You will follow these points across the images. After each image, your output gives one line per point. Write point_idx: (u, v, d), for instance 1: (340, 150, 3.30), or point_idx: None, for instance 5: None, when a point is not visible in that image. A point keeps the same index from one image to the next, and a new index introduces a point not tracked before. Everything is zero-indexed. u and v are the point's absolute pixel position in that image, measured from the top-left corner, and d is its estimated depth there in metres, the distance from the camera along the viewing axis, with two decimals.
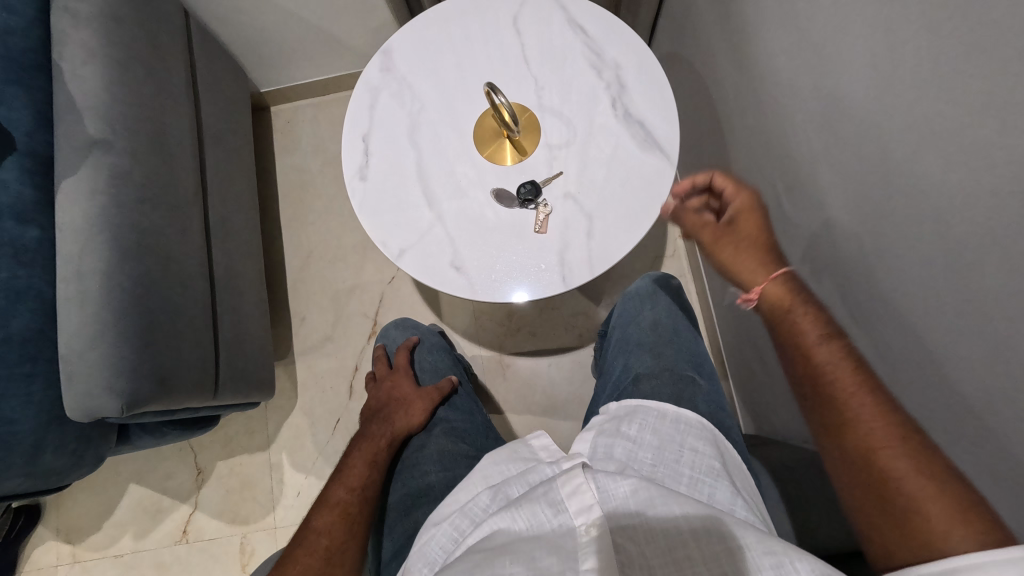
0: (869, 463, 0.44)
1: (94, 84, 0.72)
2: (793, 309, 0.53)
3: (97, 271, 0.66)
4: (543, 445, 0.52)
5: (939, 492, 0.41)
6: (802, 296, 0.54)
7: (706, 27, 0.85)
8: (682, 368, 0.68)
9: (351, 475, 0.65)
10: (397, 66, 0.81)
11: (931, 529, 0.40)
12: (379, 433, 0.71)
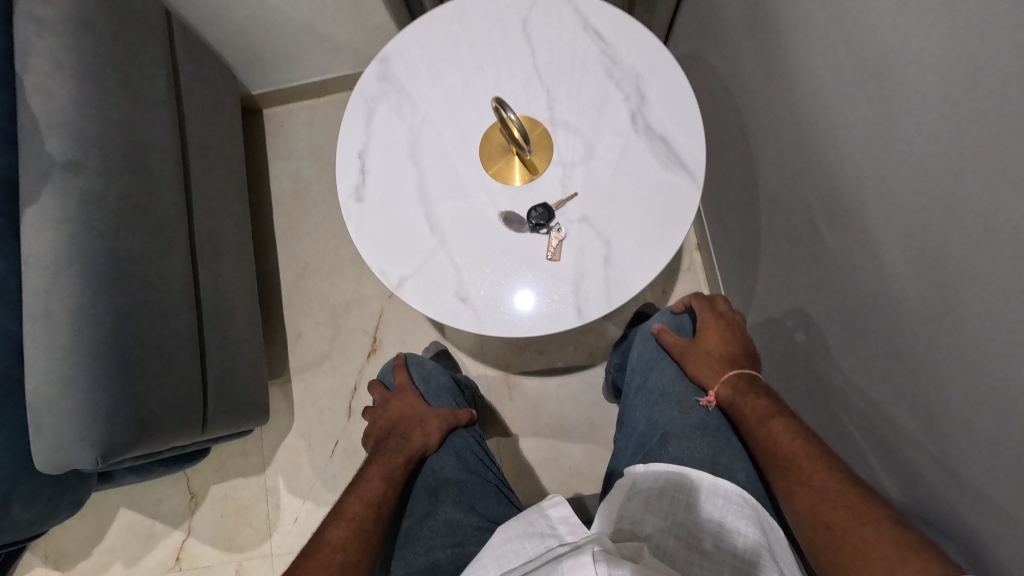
0: (819, 516, 0.49)
1: (62, 98, 0.65)
2: (753, 405, 0.60)
3: (67, 309, 0.60)
4: (563, 516, 0.47)
5: (886, 542, 0.45)
6: (766, 402, 0.60)
7: (733, 30, 0.78)
8: (710, 423, 0.64)
9: (361, 498, 0.56)
10: (395, 75, 0.74)
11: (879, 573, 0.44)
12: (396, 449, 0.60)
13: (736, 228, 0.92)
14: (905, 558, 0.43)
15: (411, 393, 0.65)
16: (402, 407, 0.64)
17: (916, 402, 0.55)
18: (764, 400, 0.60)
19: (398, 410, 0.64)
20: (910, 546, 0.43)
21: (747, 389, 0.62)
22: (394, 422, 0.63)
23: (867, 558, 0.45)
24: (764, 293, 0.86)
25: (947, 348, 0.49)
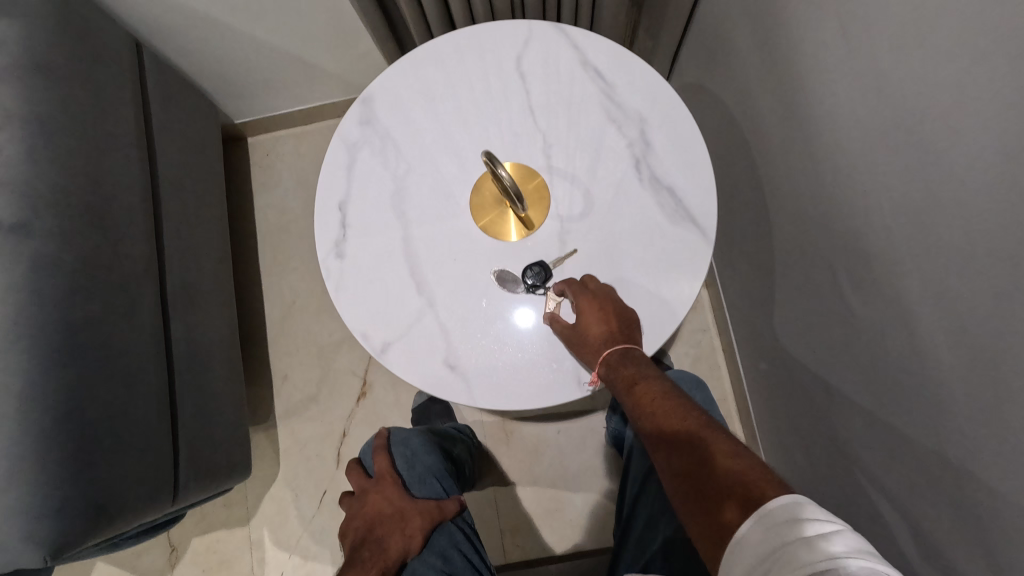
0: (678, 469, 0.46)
1: (11, 151, 0.59)
2: (624, 377, 0.54)
3: (13, 390, 0.55)
4: None
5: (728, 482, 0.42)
6: (634, 371, 0.54)
7: (744, 65, 0.72)
8: None
9: None
10: (378, 118, 0.68)
11: (720, 512, 0.41)
12: (373, 558, 0.53)
13: (747, 270, 0.86)
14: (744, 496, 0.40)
15: (392, 483, 0.60)
16: (382, 500, 0.58)
17: (960, 497, 0.48)
18: (636, 371, 0.54)
19: (379, 504, 0.58)
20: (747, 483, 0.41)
21: (619, 363, 0.55)
22: (374, 518, 0.57)
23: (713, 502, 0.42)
24: (778, 343, 0.80)
25: (998, 447, 0.43)
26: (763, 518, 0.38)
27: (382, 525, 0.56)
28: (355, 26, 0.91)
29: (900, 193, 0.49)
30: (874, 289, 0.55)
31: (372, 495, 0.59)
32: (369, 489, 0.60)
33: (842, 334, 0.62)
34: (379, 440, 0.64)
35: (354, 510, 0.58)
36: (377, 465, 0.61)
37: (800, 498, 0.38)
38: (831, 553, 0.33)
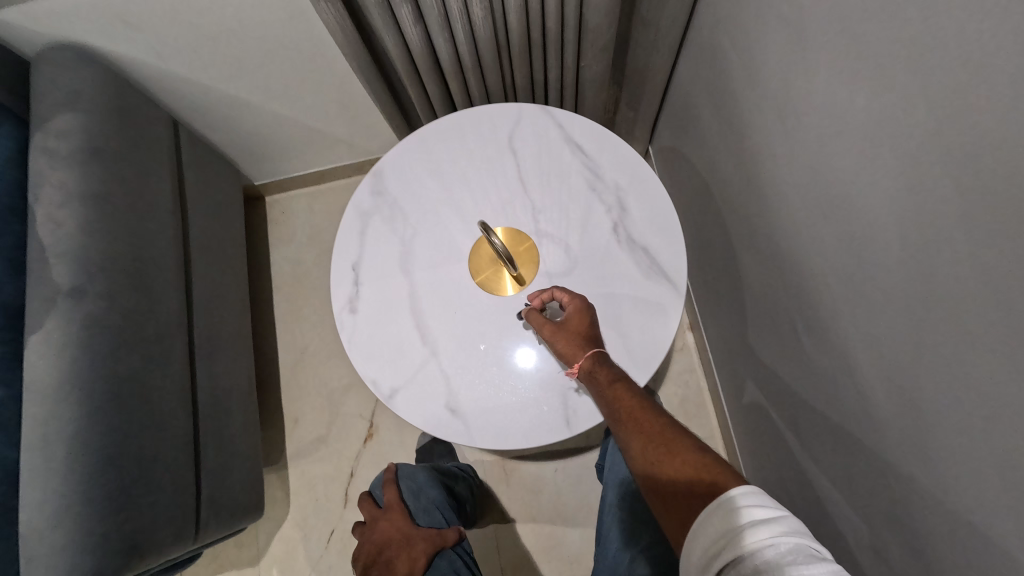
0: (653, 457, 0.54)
1: (69, 226, 0.68)
2: (602, 376, 0.61)
3: (63, 439, 0.61)
4: None
5: (694, 472, 0.51)
6: (612, 373, 0.62)
7: (710, 137, 0.82)
8: None
9: None
10: (387, 189, 0.77)
11: (687, 495, 0.50)
12: None
13: (724, 316, 0.93)
14: (705, 483, 0.49)
15: (402, 511, 0.65)
16: (394, 523, 0.64)
17: (902, 525, 0.54)
18: (614, 372, 0.62)
19: (392, 526, 0.64)
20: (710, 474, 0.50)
21: (599, 365, 0.62)
22: (387, 541, 0.62)
23: (680, 488, 0.51)
24: (752, 384, 0.86)
25: (925, 479, 0.50)
26: (723, 507, 0.46)
27: (393, 546, 0.62)
28: (365, 101, 1.03)
29: (837, 258, 0.57)
30: (822, 338, 0.63)
31: (384, 521, 0.65)
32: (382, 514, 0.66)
33: (803, 376, 0.69)
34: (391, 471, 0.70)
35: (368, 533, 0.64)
36: (388, 496, 0.67)
37: (747, 488, 0.46)
38: (776, 539, 0.41)
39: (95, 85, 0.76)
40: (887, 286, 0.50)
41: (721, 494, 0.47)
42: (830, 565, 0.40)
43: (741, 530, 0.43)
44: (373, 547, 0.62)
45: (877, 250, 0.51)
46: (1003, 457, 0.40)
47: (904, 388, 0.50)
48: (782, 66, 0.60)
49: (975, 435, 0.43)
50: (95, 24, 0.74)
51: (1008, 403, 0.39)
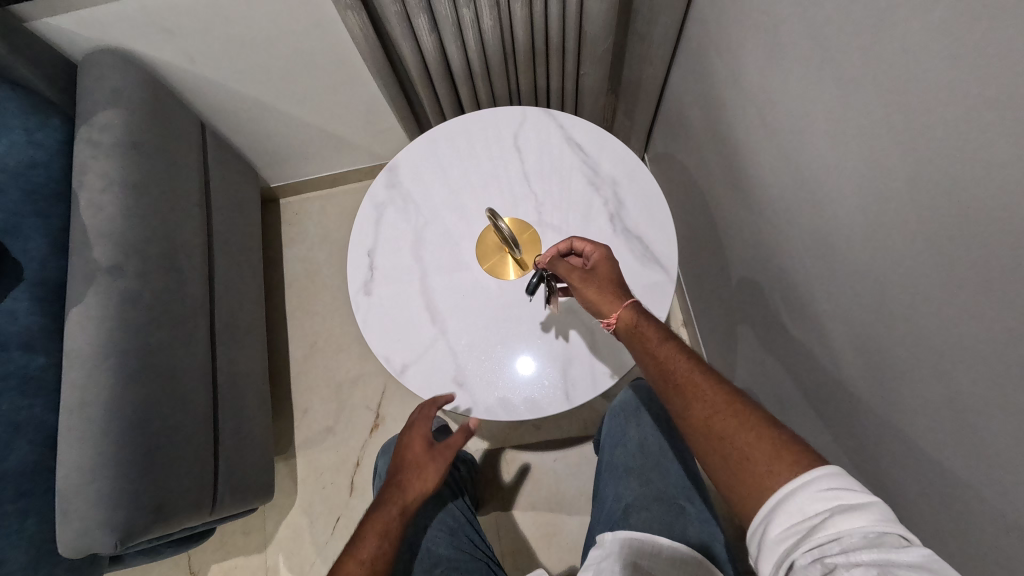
0: (708, 426, 0.48)
1: (110, 210, 0.74)
2: (647, 331, 0.57)
3: (101, 403, 0.66)
4: None
5: (766, 445, 0.44)
6: (660, 329, 0.57)
7: (699, 140, 0.89)
8: (674, 497, 0.57)
9: (355, 556, 0.57)
10: (401, 183, 0.84)
11: (762, 471, 0.43)
12: (392, 497, 0.62)
13: (715, 309, 0.99)
14: (781, 458, 0.42)
15: (428, 440, 0.66)
16: (418, 445, 0.65)
17: (876, 484, 0.59)
18: (660, 329, 0.58)
19: (415, 449, 0.65)
20: (786, 448, 0.43)
21: (642, 320, 0.58)
22: (410, 468, 0.64)
23: (754, 460, 0.43)
24: (742, 372, 0.92)
25: (892, 434, 0.55)
26: (797, 487, 0.40)
27: (413, 478, 0.63)
28: (379, 107, 1.10)
29: (812, 240, 0.63)
30: (803, 317, 0.68)
31: (407, 454, 0.65)
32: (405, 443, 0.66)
33: (788, 356, 0.74)
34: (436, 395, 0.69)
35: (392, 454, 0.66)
36: (414, 425, 0.67)
37: (831, 469, 0.40)
38: (859, 526, 0.37)
39: (136, 86, 0.83)
40: (855, 260, 0.56)
41: (801, 474, 0.41)
42: (920, 549, 0.35)
43: (821, 511, 0.38)
44: (395, 475, 0.64)
45: (845, 228, 0.57)
46: (955, 400, 0.46)
47: (871, 353, 0.56)
48: (760, 70, 0.67)
49: (932, 385, 0.48)
50: (140, 31, 0.81)
51: (956, 351, 0.45)
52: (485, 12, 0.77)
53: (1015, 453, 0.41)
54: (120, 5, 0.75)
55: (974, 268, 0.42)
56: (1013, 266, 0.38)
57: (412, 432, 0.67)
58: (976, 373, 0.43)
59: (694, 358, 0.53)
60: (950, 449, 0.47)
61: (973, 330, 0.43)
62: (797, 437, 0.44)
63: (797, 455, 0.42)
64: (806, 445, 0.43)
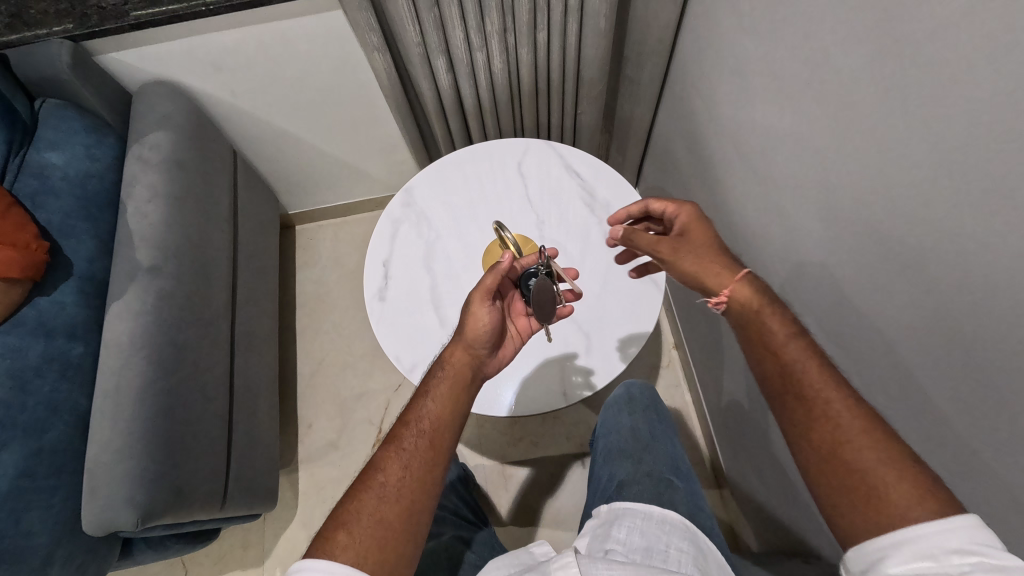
0: (839, 451, 0.50)
1: (154, 218, 0.82)
2: (776, 316, 0.58)
3: (133, 388, 0.71)
4: (543, 552, 0.57)
5: (907, 485, 0.46)
6: (792, 323, 0.58)
7: (684, 172, 1.00)
8: (660, 472, 0.66)
9: (381, 485, 0.60)
10: (415, 202, 0.92)
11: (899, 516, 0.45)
12: (416, 419, 0.64)
13: (703, 328, 1.06)
14: (926, 505, 0.45)
15: (485, 335, 0.68)
16: (465, 369, 0.68)
17: None
18: (789, 321, 0.58)
19: (461, 373, 0.67)
20: (931, 493, 0.45)
21: (772, 309, 0.59)
22: (455, 393, 0.66)
23: (890, 499, 0.46)
24: (730, 385, 0.97)
25: None
26: (934, 532, 0.43)
27: (460, 405, 0.65)
28: (394, 141, 1.21)
29: (782, 250, 0.71)
30: None
31: (468, 329, 0.68)
32: (467, 313, 0.69)
33: None
34: (499, 263, 0.69)
35: (437, 361, 0.67)
36: (479, 308, 0.68)
37: (975, 521, 0.42)
38: None
39: (182, 112, 0.94)
40: (817, 262, 0.64)
41: (944, 522, 0.43)
42: None
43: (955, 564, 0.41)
44: (442, 384, 0.66)
45: (806, 236, 0.65)
46: (903, 374, 0.52)
47: (835, 344, 0.63)
48: (731, 106, 0.78)
49: (885, 364, 0.55)
50: (190, 65, 0.92)
51: (900, 329, 0.52)
52: (496, 56, 0.89)
53: (955, 412, 0.47)
54: (175, 43, 0.87)
55: (905, 255, 0.50)
56: (931, 250, 0.46)
57: (475, 314, 0.68)
58: (916, 346, 0.50)
59: (828, 369, 0.54)
60: (906, 422, 0.53)
61: (910, 308, 0.50)
62: (939, 483, 0.46)
63: (936, 503, 0.45)
64: (948, 491, 0.45)
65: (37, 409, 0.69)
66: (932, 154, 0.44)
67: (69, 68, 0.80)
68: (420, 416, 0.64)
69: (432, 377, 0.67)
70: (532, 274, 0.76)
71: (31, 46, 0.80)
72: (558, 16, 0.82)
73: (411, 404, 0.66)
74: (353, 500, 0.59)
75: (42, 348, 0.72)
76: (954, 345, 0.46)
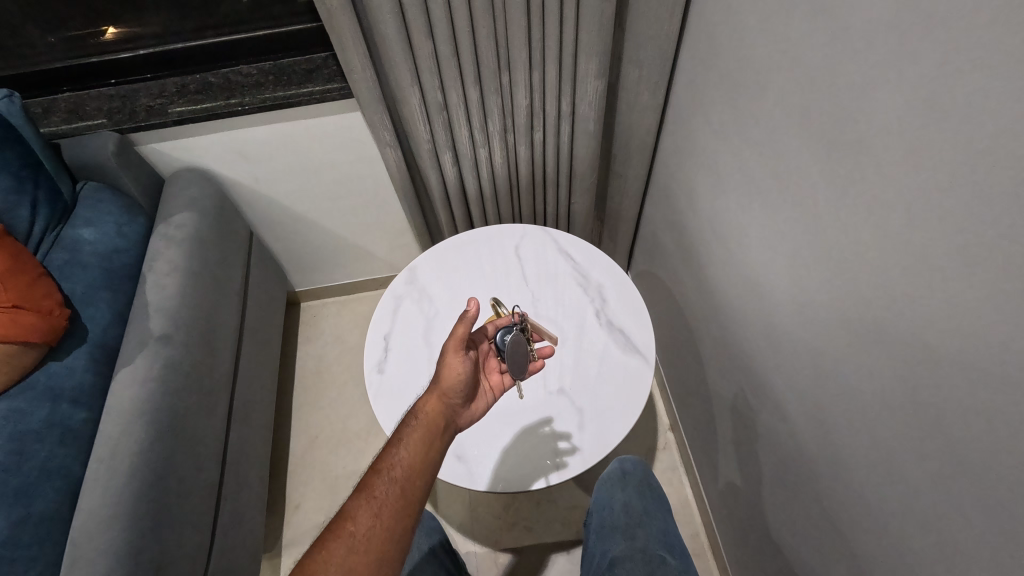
0: None
1: (172, 290, 0.88)
2: None
3: (130, 454, 0.72)
4: None
5: None
6: None
7: (670, 257, 1.06)
8: (653, 548, 0.67)
9: (350, 533, 0.60)
10: (418, 280, 0.98)
11: None
12: (387, 467, 0.65)
13: (696, 408, 1.07)
14: None
15: (458, 385, 0.72)
16: (438, 418, 0.70)
17: (848, 553, 0.64)
18: None
19: (434, 421, 0.69)
20: None
21: None
22: (428, 440, 0.67)
23: None
24: (725, 466, 0.97)
25: (850, 494, 0.61)
26: None
27: (431, 454, 0.67)
28: (400, 225, 1.29)
29: (762, 327, 0.75)
30: (766, 401, 0.78)
31: (442, 379, 0.72)
32: (442, 364, 0.73)
33: (760, 439, 0.81)
34: (468, 310, 0.73)
35: (412, 410, 0.69)
36: (452, 358, 0.72)
37: None
38: None
39: (208, 195, 1.02)
40: (796, 339, 0.67)
41: None
42: None
43: None
44: (416, 432, 0.68)
45: (783, 315, 0.69)
46: (885, 446, 0.54)
47: (819, 419, 0.65)
48: (708, 197, 0.85)
49: (867, 435, 0.57)
50: (221, 155, 1.02)
51: (877, 401, 0.54)
52: (496, 152, 1.00)
53: (939, 482, 0.48)
54: (210, 136, 0.98)
55: (873, 329, 0.53)
56: (894, 323, 0.50)
57: (448, 364, 0.72)
58: (895, 417, 0.52)
59: None
60: (896, 495, 0.54)
61: (882, 381, 0.53)
62: None
63: None
64: None
65: (31, 474, 0.70)
66: (884, 237, 0.50)
67: (113, 155, 0.90)
68: (392, 464, 0.65)
69: (406, 425, 0.69)
70: (506, 332, 0.82)
71: (81, 135, 0.92)
72: (551, 120, 0.93)
73: (384, 452, 0.66)
74: (320, 550, 0.59)
75: (46, 412, 0.74)
76: (925, 415, 0.48)
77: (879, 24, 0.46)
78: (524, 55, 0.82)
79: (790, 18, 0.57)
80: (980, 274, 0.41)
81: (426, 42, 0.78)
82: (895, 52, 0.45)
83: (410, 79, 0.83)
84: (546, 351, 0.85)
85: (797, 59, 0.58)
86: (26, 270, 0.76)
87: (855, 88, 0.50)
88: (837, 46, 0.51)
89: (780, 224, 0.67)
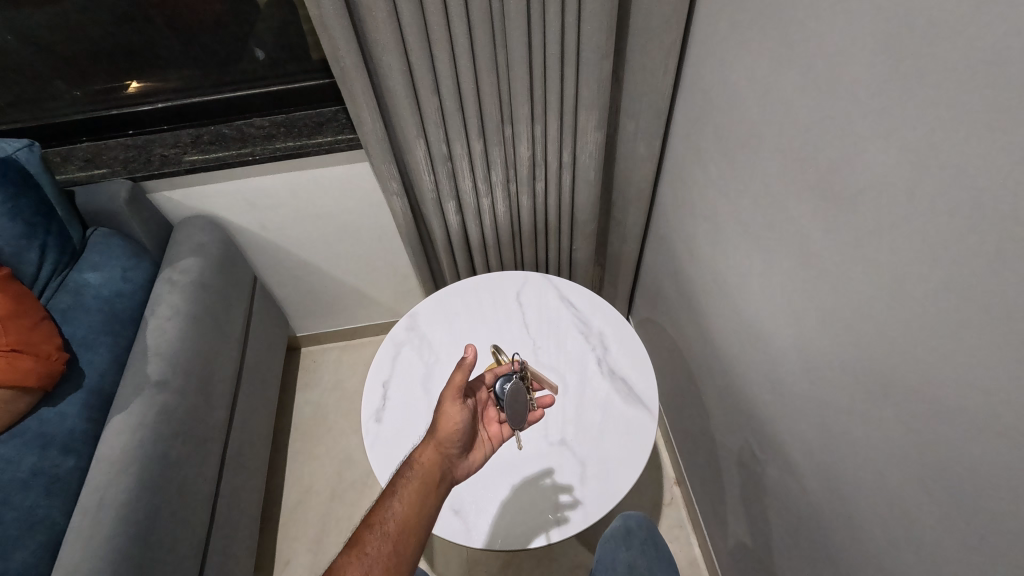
0: None
1: (172, 335, 0.88)
2: None
3: (116, 504, 0.70)
4: None
5: None
6: None
7: (671, 306, 1.06)
8: None
9: None
10: (419, 326, 0.98)
11: None
12: (380, 522, 0.62)
13: (702, 461, 1.04)
14: None
15: (456, 434, 0.71)
16: (434, 468, 0.68)
17: None
18: None
19: (430, 472, 0.67)
20: None
21: None
22: (423, 492, 0.65)
23: None
24: (734, 523, 0.93)
25: (869, 557, 0.58)
26: None
27: (427, 506, 0.64)
28: (403, 271, 1.31)
29: (767, 377, 0.74)
30: (773, 454, 0.75)
31: (439, 428, 0.71)
32: (440, 413, 0.71)
33: (769, 495, 0.78)
34: (465, 357, 0.72)
35: (407, 460, 0.67)
36: (450, 406, 0.71)
37: None
38: None
39: (215, 242, 1.04)
40: (802, 390, 0.66)
41: None
42: None
43: None
44: (411, 483, 0.65)
45: (787, 366, 0.68)
46: (896, 504, 0.52)
47: (829, 474, 0.63)
48: (709, 244, 0.85)
49: (880, 493, 0.54)
50: (230, 203, 1.05)
51: (887, 456, 0.53)
52: (499, 202, 1.02)
53: (963, 543, 0.46)
54: (220, 184, 1.01)
55: (879, 383, 0.52)
56: (901, 376, 0.49)
57: (446, 412, 0.71)
58: (907, 474, 0.50)
59: None
60: (917, 558, 0.51)
61: (892, 435, 0.51)
62: None
63: None
64: None
65: (13, 525, 0.67)
66: (885, 289, 0.50)
67: (124, 203, 0.93)
68: (385, 518, 0.62)
69: (401, 477, 0.67)
70: (506, 380, 0.81)
71: (94, 183, 0.94)
72: (552, 170, 0.96)
73: (378, 505, 0.64)
74: None
75: (35, 460, 0.72)
76: (940, 473, 0.47)
77: (870, 81, 0.48)
78: (526, 110, 0.85)
79: (784, 76, 0.60)
80: (988, 327, 0.40)
81: (433, 97, 0.82)
82: (886, 106, 0.47)
83: (416, 132, 0.86)
84: (546, 400, 0.84)
85: (792, 113, 0.60)
86: (29, 314, 0.77)
87: (850, 144, 0.52)
88: (830, 103, 0.53)
89: (780, 274, 0.67)
